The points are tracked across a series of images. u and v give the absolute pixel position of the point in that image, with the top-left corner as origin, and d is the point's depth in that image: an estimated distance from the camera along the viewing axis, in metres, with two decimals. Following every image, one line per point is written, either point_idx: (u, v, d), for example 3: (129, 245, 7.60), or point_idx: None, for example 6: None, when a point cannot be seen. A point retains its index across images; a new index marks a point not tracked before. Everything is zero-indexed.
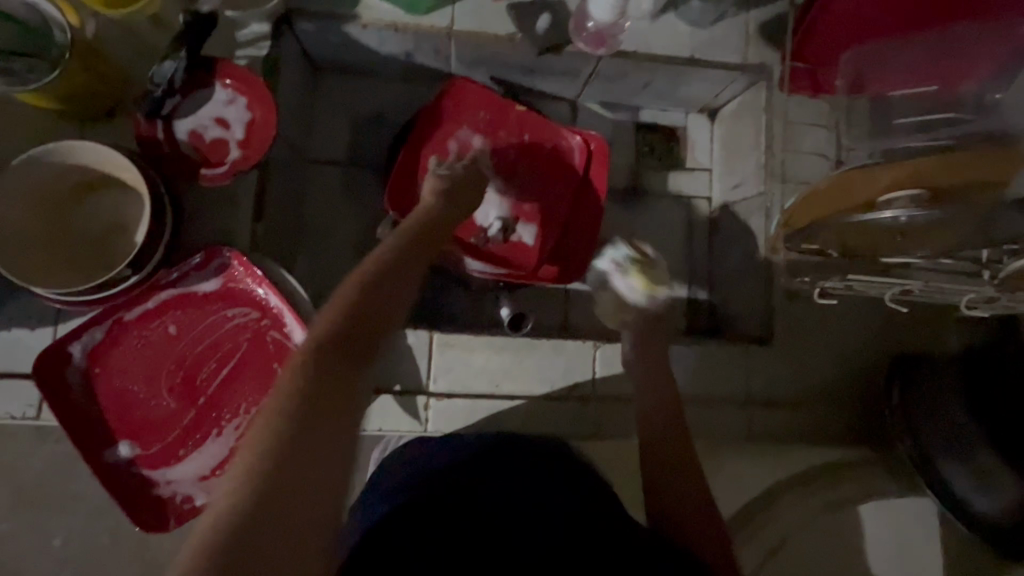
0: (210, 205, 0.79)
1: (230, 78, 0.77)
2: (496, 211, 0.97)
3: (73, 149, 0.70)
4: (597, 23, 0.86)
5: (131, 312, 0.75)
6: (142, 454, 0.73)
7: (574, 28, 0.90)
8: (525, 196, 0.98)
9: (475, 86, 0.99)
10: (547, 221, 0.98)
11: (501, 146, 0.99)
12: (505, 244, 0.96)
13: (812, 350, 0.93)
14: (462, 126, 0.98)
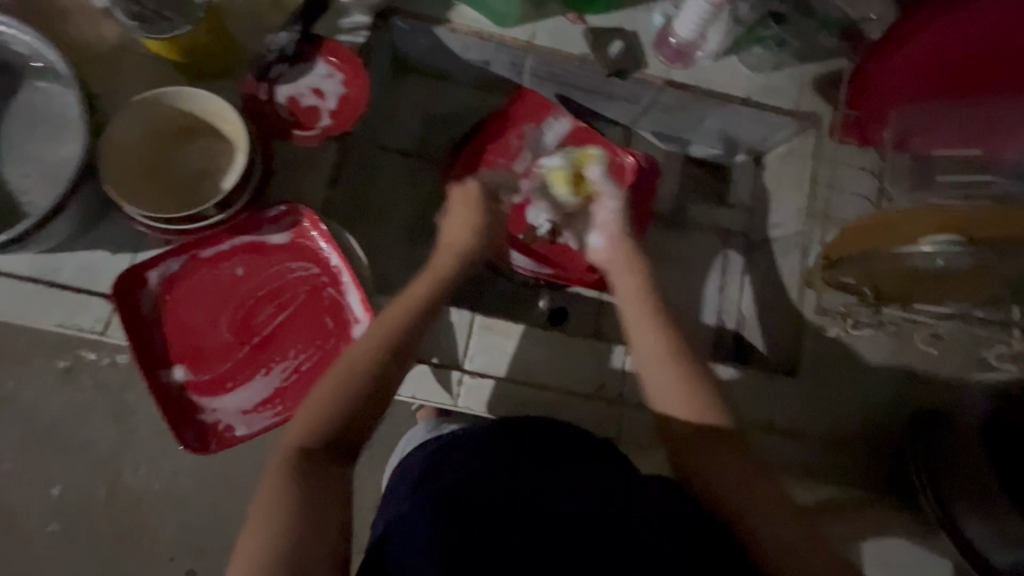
0: (293, 166, 0.87)
1: (334, 56, 0.85)
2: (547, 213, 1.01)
3: (189, 95, 0.78)
4: (678, 40, 0.96)
5: (208, 250, 0.81)
6: (195, 380, 0.78)
7: (654, 42, 0.98)
8: None
9: (540, 98, 1.07)
10: None
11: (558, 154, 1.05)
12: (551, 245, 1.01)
13: (835, 391, 0.94)
14: (522, 133, 1.06)
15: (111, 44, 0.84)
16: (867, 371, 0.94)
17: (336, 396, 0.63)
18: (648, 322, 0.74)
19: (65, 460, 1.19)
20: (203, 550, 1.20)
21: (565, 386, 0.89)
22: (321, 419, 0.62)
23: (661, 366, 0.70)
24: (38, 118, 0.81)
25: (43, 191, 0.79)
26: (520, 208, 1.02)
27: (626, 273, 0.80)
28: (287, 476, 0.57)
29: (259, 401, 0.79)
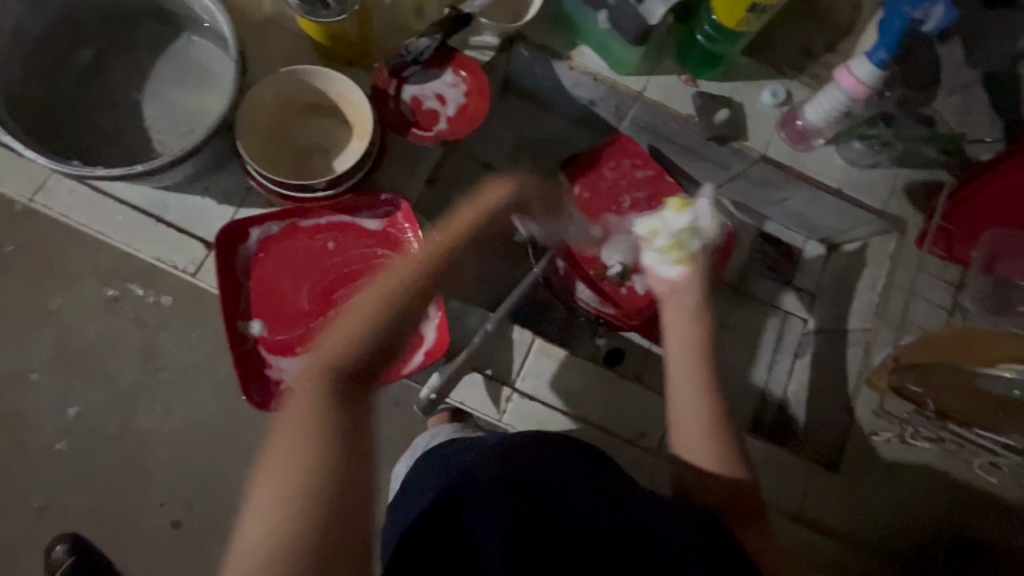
0: (401, 159, 0.91)
1: (464, 70, 0.90)
2: (620, 257, 1.05)
3: (327, 76, 0.84)
4: (805, 124, 0.97)
5: (307, 220, 0.85)
6: (268, 338, 0.82)
7: (783, 121, 1.01)
8: None
9: (637, 146, 1.10)
10: None
11: (640, 201, 1.09)
12: (618, 287, 1.03)
13: (877, 498, 0.91)
14: (611, 173, 1.10)
15: (265, 14, 0.90)
16: (911, 482, 0.91)
17: (365, 329, 0.51)
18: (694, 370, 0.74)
19: (92, 386, 1.22)
20: (194, 503, 1.21)
21: (607, 425, 0.90)
22: (348, 356, 0.51)
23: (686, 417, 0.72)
24: (184, 68, 0.88)
25: (174, 136, 0.85)
26: (598, 241, 1.06)
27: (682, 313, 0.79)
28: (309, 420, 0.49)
29: None
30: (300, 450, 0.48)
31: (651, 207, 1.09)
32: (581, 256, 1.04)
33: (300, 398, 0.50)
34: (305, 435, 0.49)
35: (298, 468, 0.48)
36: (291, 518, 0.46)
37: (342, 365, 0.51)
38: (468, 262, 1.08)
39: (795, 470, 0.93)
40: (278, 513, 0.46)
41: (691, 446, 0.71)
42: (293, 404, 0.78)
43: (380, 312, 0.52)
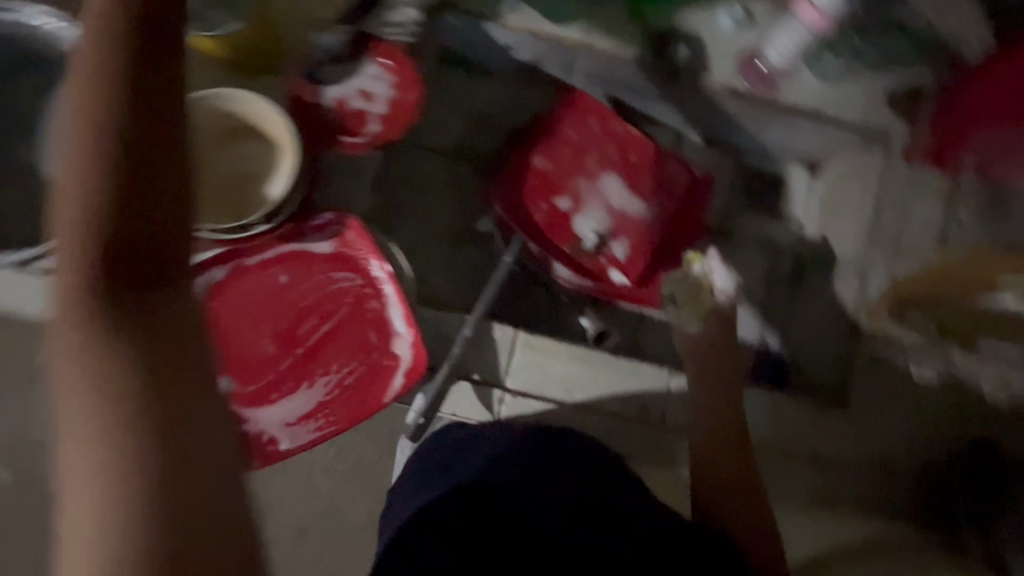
0: (340, 170, 0.84)
1: (387, 57, 0.80)
2: (595, 225, 0.99)
3: (231, 94, 0.76)
4: (770, 66, 0.89)
5: (252, 258, 0.79)
6: (238, 391, 0.77)
7: (742, 64, 0.91)
8: (625, 213, 1.00)
9: (593, 100, 1.01)
10: (640, 240, 0.99)
11: (608, 158, 1.01)
12: (597, 258, 0.98)
13: (886, 425, 0.91)
14: (572, 133, 1.01)
15: None
16: (921, 402, 0.91)
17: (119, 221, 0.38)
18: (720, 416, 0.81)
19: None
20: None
21: (608, 405, 0.88)
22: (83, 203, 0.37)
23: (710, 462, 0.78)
24: None
25: None
26: (568, 215, 0.99)
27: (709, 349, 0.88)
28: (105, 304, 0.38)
29: (302, 415, 0.77)
30: (89, 407, 0.36)
31: (621, 163, 1.01)
32: (553, 236, 0.98)
33: (70, 325, 0.37)
34: (92, 392, 0.36)
35: (107, 357, 0.37)
36: (120, 493, 0.35)
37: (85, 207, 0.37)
38: (438, 260, 1.02)
39: (805, 413, 0.91)
40: (90, 492, 0.35)
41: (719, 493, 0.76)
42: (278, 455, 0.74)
43: (92, 175, 0.37)
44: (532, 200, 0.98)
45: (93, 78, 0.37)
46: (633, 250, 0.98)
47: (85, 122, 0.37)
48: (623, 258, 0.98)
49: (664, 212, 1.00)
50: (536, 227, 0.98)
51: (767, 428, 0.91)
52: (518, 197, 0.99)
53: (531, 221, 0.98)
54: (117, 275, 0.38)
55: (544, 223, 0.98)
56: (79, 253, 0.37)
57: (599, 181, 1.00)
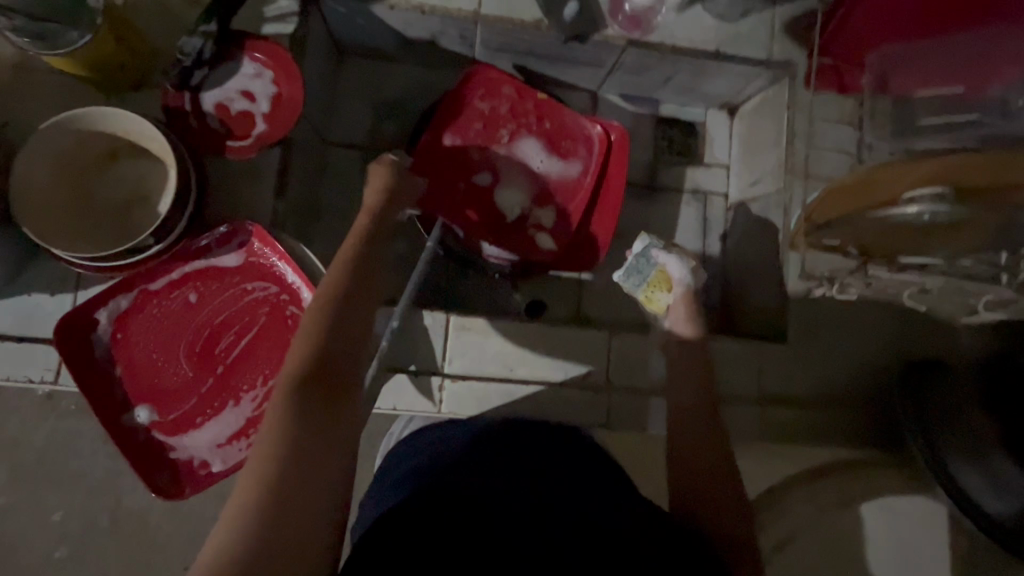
0: (232, 178, 0.79)
1: (260, 52, 0.77)
2: (518, 199, 0.97)
3: (90, 113, 0.69)
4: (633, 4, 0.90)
5: (156, 281, 0.75)
6: (160, 420, 0.73)
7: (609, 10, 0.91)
8: (546, 180, 0.98)
9: (497, 71, 0.98)
10: (566, 206, 0.98)
11: (521, 128, 0.98)
12: (526, 232, 0.97)
13: (825, 351, 0.92)
14: (482, 108, 0.97)
15: (10, 62, 0.75)
16: (855, 323, 0.92)
17: (321, 317, 0.58)
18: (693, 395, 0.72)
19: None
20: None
21: (551, 375, 0.87)
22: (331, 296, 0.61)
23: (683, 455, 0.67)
24: None
25: None
26: (488, 190, 0.97)
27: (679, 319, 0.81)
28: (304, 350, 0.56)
29: (232, 434, 0.74)
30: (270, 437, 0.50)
31: (536, 132, 0.99)
32: (477, 216, 0.95)
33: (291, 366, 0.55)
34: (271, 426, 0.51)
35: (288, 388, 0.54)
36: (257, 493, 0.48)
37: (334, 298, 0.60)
38: None
39: (747, 351, 0.91)
40: (269, 465, 0.49)
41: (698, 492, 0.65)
42: (212, 478, 0.71)
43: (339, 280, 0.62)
44: (448, 182, 0.95)
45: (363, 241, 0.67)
46: (562, 216, 0.97)
47: (355, 259, 0.64)
48: (552, 225, 0.97)
49: (585, 173, 0.98)
50: (457, 210, 0.94)
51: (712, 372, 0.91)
52: (433, 180, 0.94)
53: (452, 206, 0.94)
54: (339, 335, 0.58)
55: (464, 202, 0.95)
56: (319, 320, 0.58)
57: (514, 149, 0.98)
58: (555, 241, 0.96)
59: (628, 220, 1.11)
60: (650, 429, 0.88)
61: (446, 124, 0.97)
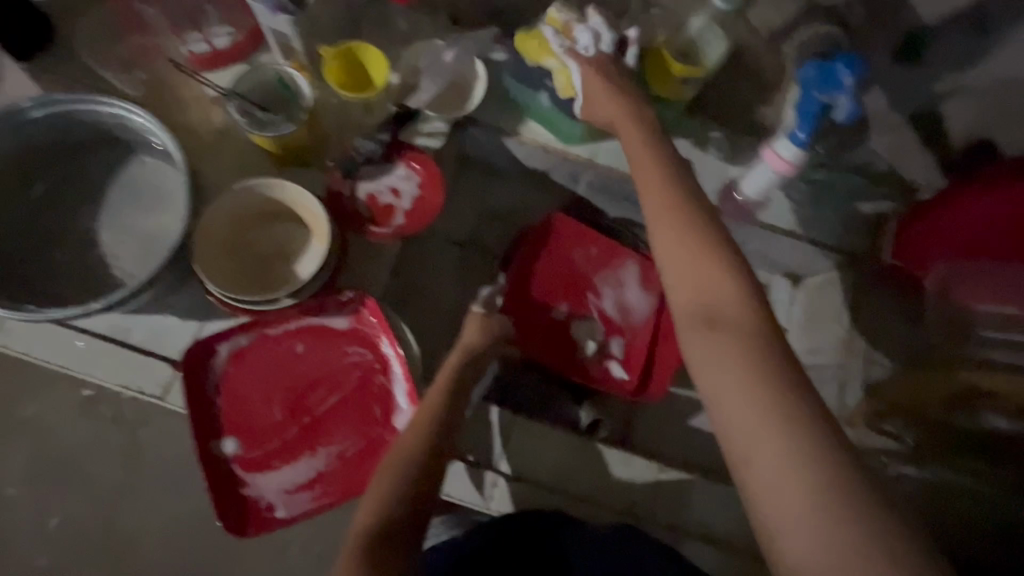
0: (361, 254, 0.92)
1: (417, 163, 0.92)
2: (592, 330, 1.06)
3: (274, 185, 0.85)
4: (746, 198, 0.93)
5: (274, 328, 0.85)
6: (242, 455, 0.80)
7: (721, 194, 0.96)
8: (620, 314, 1.07)
9: (575, 223, 1.08)
10: (635, 341, 1.06)
11: (604, 265, 1.09)
12: (596, 360, 1.04)
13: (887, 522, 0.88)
14: (572, 244, 1.09)
15: (216, 129, 0.92)
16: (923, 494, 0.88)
17: (406, 465, 0.69)
18: (774, 394, 0.52)
19: (73, 491, 1.16)
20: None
21: (598, 495, 0.90)
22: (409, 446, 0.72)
23: (794, 460, 0.49)
24: (138, 191, 0.88)
25: (133, 260, 0.85)
26: (566, 323, 1.06)
27: (677, 270, 0.61)
28: (384, 494, 0.67)
29: (301, 482, 0.80)
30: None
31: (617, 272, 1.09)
32: (555, 347, 1.04)
33: (368, 511, 0.66)
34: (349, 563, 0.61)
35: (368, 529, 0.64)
36: None
37: (413, 446, 0.71)
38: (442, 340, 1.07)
39: None
40: None
41: (799, 508, 0.47)
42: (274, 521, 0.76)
43: (419, 431, 0.73)
44: (530, 316, 1.06)
45: (443, 391, 0.78)
46: (630, 351, 1.05)
47: (434, 407, 0.76)
48: (621, 354, 1.05)
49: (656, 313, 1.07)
50: (538, 342, 1.04)
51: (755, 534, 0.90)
52: (518, 316, 1.05)
53: (533, 338, 1.04)
54: (415, 482, 0.69)
55: (544, 333, 1.05)
56: (398, 467, 0.69)
57: (590, 289, 1.08)
58: (626, 369, 1.03)
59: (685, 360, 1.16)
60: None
61: (528, 263, 1.08)
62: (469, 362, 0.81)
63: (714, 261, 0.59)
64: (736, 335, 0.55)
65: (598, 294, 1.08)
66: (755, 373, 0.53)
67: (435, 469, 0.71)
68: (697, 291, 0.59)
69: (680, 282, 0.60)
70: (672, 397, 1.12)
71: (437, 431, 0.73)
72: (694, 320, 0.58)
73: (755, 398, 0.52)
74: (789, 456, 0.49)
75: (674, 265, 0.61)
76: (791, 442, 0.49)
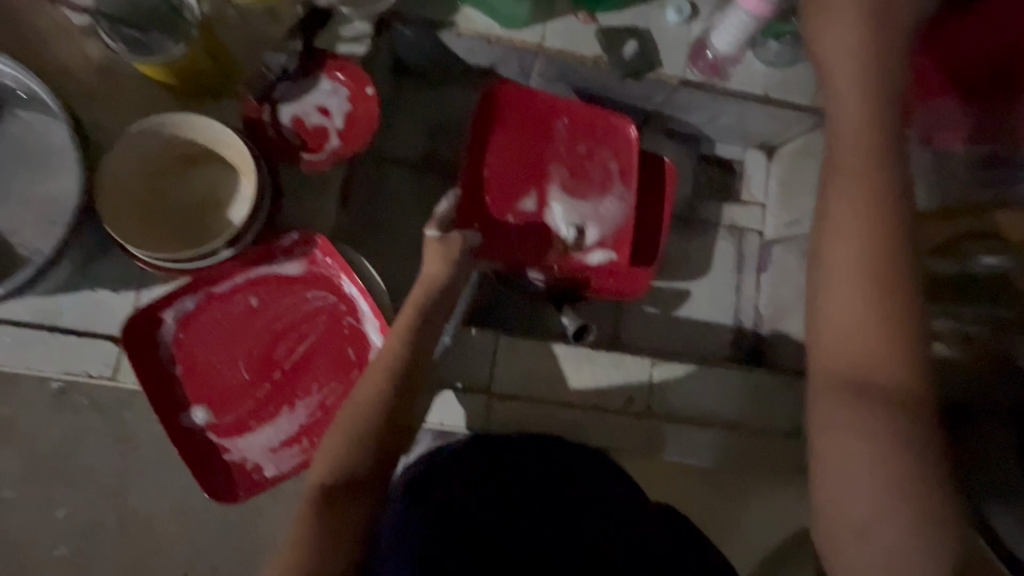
0: (300, 188, 0.82)
1: (341, 72, 0.79)
2: (568, 219, 0.95)
3: (180, 121, 0.73)
4: (715, 52, 0.91)
5: (220, 285, 0.77)
6: (215, 422, 0.75)
7: (692, 53, 0.94)
8: (595, 200, 0.95)
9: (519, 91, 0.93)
10: (617, 228, 0.94)
11: (569, 144, 0.96)
12: (577, 253, 0.94)
13: None
14: (527, 123, 0.94)
15: (95, 65, 0.78)
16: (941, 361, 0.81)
17: (365, 410, 0.67)
18: (875, 420, 0.54)
19: (65, 488, 1.10)
20: (218, 565, 1.13)
21: (592, 400, 0.88)
22: (373, 389, 0.68)
23: (853, 421, 0.55)
24: (21, 152, 0.75)
25: (38, 235, 0.74)
26: (537, 215, 0.94)
27: (839, 285, 0.56)
28: (344, 438, 0.66)
29: (284, 439, 0.76)
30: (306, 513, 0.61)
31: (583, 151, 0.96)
32: (531, 243, 0.94)
33: (328, 448, 0.66)
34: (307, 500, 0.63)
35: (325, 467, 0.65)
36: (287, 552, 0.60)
37: (380, 389, 0.68)
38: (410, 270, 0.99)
39: (782, 388, 0.93)
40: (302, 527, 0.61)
41: (849, 462, 0.55)
42: (265, 482, 0.73)
43: (380, 374, 0.69)
44: (497, 214, 0.93)
45: (403, 329, 0.71)
46: (614, 239, 0.94)
47: (395, 346, 0.70)
48: (603, 236, 0.95)
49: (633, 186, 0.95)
50: (510, 243, 0.92)
51: (748, 409, 0.91)
52: (482, 218, 0.92)
53: (504, 239, 0.92)
54: (380, 424, 0.67)
55: (515, 233, 0.93)
56: (356, 413, 0.67)
57: (556, 173, 0.95)
58: (614, 249, 0.94)
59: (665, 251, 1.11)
60: (677, 457, 0.89)
61: (480, 153, 0.93)
62: (435, 297, 0.74)
63: (883, 272, 0.55)
64: (874, 367, 0.55)
65: (567, 181, 0.95)
66: (864, 403, 0.55)
67: (397, 424, 0.68)
68: (854, 300, 0.56)
69: (834, 289, 0.57)
70: (656, 292, 1.09)
71: (401, 373, 0.69)
72: (836, 340, 0.57)
73: (855, 425, 0.55)
74: (879, 480, 0.53)
75: (836, 268, 0.57)
76: (882, 468, 0.53)
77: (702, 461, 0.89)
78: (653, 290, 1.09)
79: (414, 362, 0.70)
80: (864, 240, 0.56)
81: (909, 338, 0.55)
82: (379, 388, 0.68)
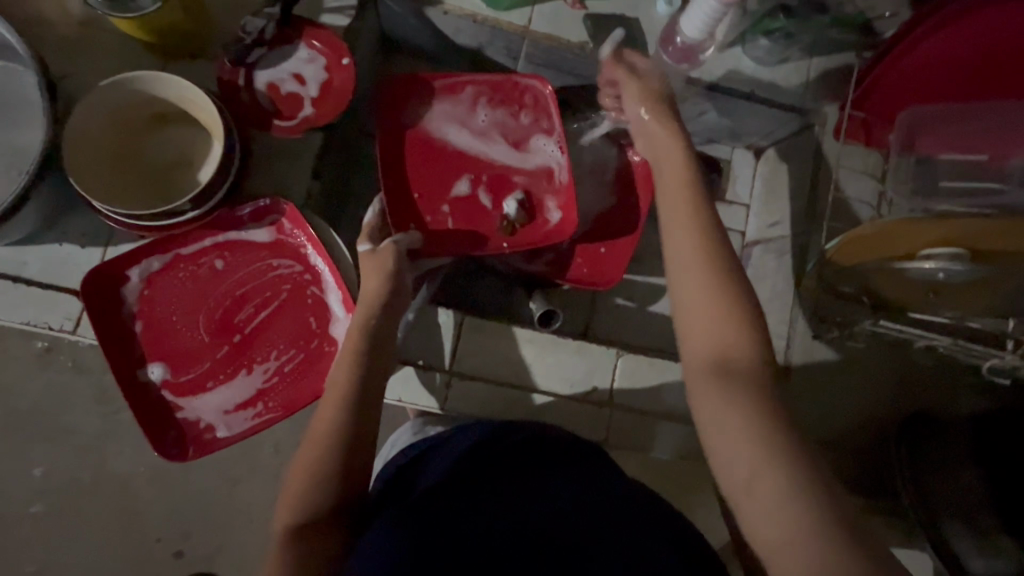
0: (274, 155, 0.83)
1: (318, 40, 0.79)
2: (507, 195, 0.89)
3: (153, 79, 0.72)
4: (684, 39, 0.82)
5: (187, 247, 0.77)
6: (171, 380, 0.76)
7: (663, 40, 0.87)
8: (534, 166, 0.91)
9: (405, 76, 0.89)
10: (562, 192, 0.89)
11: (495, 116, 0.91)
12: (528, 226, 0.88)
13: (846, 393, 0.95)
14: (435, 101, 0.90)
15: (76, 20, 0.78)
16: (881, 370, 0.96)
17: (325, 443, 0.61)
18: (732, 386, 0.54)
19: (41, 444, 1.11)
20: (184, 532, 1.13)
21: (558, 389, 0.89)
22: (331, 401, 0.64)
23: (721, 352, 0.56)
24: None
25: (6, 183, 0.75)
26: (472, 199, 0.89)
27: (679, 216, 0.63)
28: (309, 457, 0.61)
29: (240, 402, 0.76)
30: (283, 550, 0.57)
31: (507, 117, 0.91)
32: (476, 230, 0.88)
33: (297, 473, 0.61)
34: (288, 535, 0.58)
35: (297, 486, 0.60)
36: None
37: (339, 399, 0.64)
38: None
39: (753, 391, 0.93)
40: (279, 558, 0.57)
41: (714, 389, 0.54)
42: (215, 441, 0.73)
43: (338, 380, 0.65)
44: (431, 211, 0.87)
45: (357, 330, 0.69)
46: (561, 203, 0.89)
47: (355, 342, 0.68)
48: (552, 199, 0.90)
49: (556, 124, 0.90)
50: (452, 240, 0.87)
51: None
52: (416, 218, 0.87)
53: (444, 236, 0.87)
54: (338, 437, 0.61)
55: (454, 220, 0.88)
56: (321, 428, 0.62)
57: (482, 130, 0.90)
58: (561, 209, 0.89)
59: (644, 245, 1.10)
60: (637, 447, 0.90)
61: (399, 146, 0.88)
62: (378, 320, 0.71)
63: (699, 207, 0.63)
64: (726, 336, 0.56)
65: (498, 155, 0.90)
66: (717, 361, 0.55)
67: (361, 452, 0.62)
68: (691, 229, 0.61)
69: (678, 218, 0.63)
70: (633, 285, 1.09)
71: (363, 376, 0.66)
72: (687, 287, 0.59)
73: (720, 393, 0.54)
74: (747, 439, 0.51)
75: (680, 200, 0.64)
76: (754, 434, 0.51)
77: (662, 451, 0.90)
78: (627, 283, 1.09)
79: (364, 363, 0.66)
80: (692, 243, 0.60)
81: (752, 310, 0.57)
82: (340, 397, 0.64)
